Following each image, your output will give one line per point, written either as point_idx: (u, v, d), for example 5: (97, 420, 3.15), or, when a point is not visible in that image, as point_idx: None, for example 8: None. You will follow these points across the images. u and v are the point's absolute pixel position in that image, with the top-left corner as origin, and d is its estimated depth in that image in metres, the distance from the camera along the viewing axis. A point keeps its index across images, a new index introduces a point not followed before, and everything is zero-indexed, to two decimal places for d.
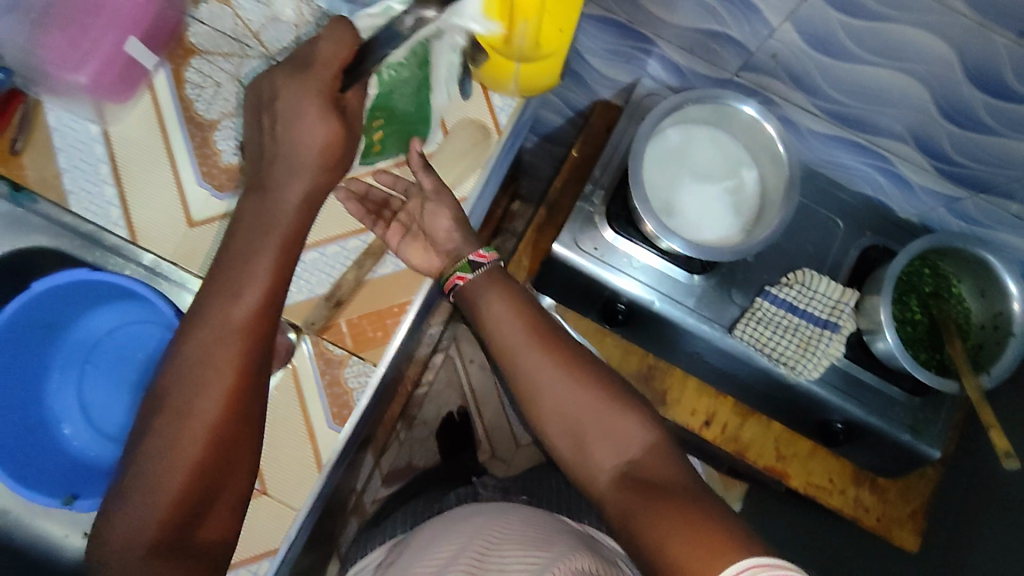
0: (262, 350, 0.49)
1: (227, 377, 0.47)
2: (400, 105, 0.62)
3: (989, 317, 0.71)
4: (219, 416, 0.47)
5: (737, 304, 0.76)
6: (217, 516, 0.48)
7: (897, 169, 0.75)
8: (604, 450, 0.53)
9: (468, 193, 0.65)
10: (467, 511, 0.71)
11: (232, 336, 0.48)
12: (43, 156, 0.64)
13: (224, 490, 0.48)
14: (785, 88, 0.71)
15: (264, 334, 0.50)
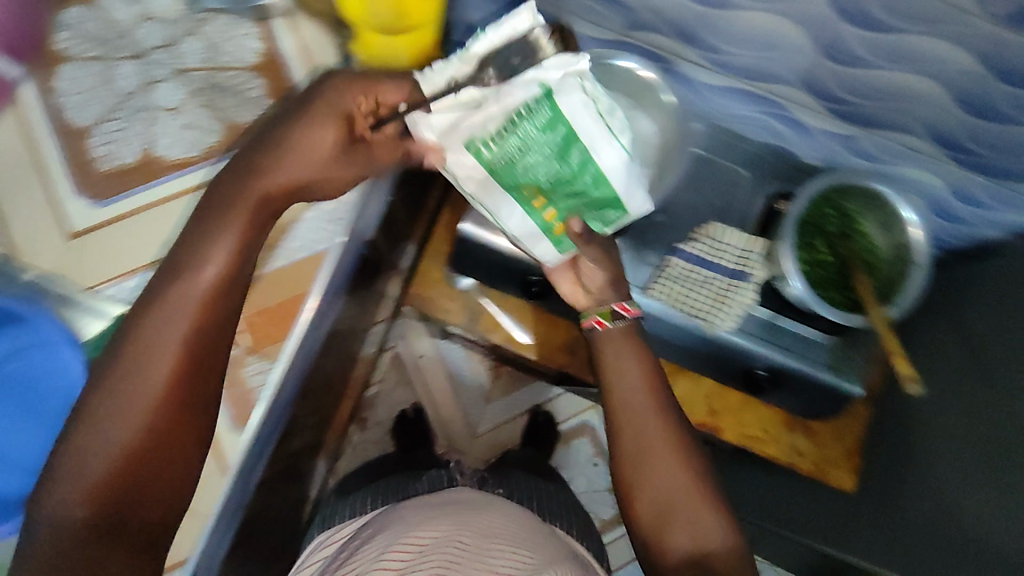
0: (201, 369, 0.52)
1: (175, 359, 0.50)
2: (542, 181, 0.53)
3: (894, 250, 0.71)
4: (151, 413, 0.50)
5: (651, 264, 0.77)
6: (158, 490, 0.51)
7: (792, 113, 0.75)
8: (683, 536, 0.60)
9: None
10: (451, 509, 0.78)
11: (168, 352, 0.50)
12: None
13: (154, 495, 0.51)
14: (672, 44, 0.71)
15: (194, 359, 0.51)
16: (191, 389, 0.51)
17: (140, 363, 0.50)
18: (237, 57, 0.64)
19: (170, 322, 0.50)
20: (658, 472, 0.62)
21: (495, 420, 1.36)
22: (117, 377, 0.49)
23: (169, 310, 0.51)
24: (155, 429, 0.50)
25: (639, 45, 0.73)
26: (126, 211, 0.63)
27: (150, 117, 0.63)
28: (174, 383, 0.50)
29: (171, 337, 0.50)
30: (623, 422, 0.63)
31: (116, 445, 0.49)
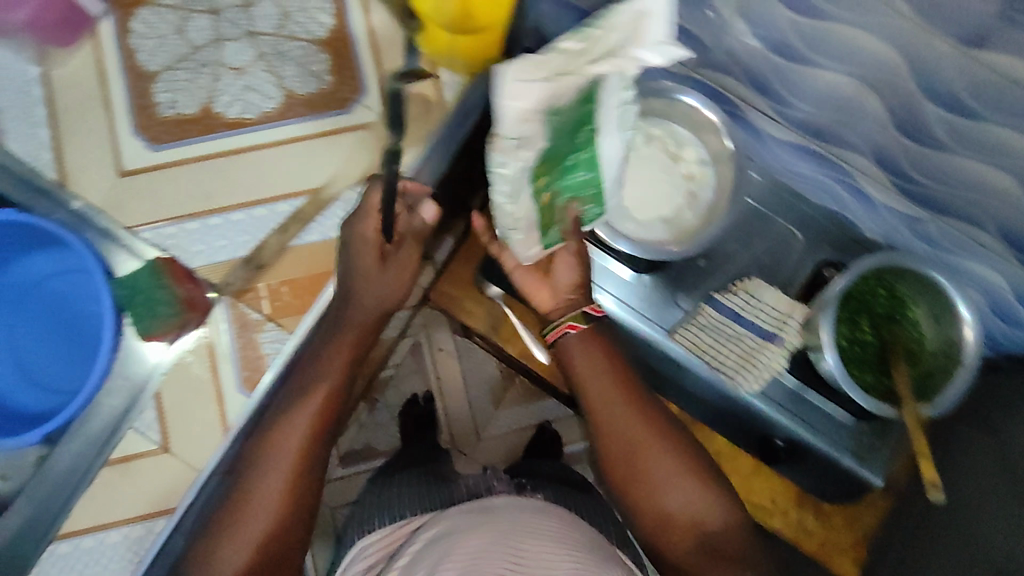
0: (315, 463, 0.55)
1: (290, 465, 0.53)
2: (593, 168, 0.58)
3: (942, 345, 0.68)
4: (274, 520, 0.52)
5: (681, 308, 0.74)
6: None
7: (857, 181, 0.71)
8: (678, 494, 0.61)
9: (404, 168, 0.63)
10: (503, 506, 0.70)
11: (296, 438, 0.54)
12: None
13: None
14: (744, 90, 0.68)
15: (313, 450, 0.55)
16: (308, 480, 0.55)
17: (264, 475, 0.53)
18: (307, 29, 0.65)
19: (297, 412, 0.55)
20: (659, 470, 0.61)
21: (503, 428, 1.35)
22: (254, 473, 0.53)
23: (281, 433, 0.54)
24: (274, 531, 0.52)
25: (707, 85, 0.70)
26: (178, 160, 0.63)
27: (214, 74, 0.64)
28: (293, 479, 0.53)
29: (293, 430, 0.54)
30: (591, 402, 0.63)
31: (234, 558, 0.51)
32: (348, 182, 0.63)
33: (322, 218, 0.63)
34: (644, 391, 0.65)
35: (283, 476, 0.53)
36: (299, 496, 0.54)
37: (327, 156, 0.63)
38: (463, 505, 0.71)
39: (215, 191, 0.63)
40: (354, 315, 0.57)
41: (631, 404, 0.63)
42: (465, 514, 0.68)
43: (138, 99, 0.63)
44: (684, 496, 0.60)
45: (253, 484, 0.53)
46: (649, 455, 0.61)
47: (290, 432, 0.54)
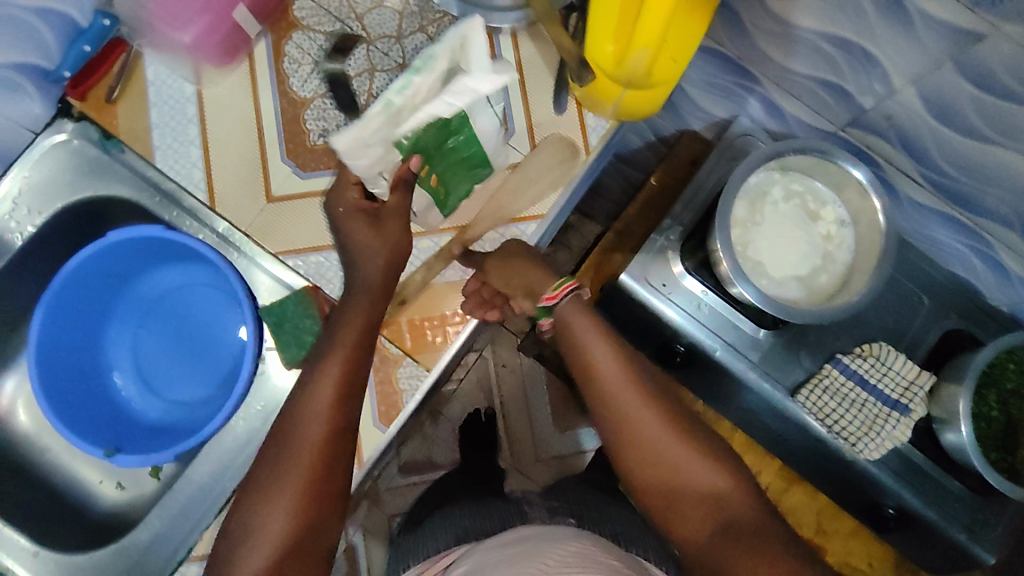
0: (338, 456, 0.52)
1: (317, 440, 0.52)
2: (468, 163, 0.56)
3: None
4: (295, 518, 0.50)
5: (804, 366, 0.72)
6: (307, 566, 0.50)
7: (996, 253, 0.70)
8: (693, 479, 0.52)
9: (547, 211, 0.64)
10: (538, 536, 0.62)
11: (320, 411, 0.52)
12: (140, 116, 0.64)
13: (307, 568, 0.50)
14: (892, 152, 0.67)
15: (337, 443, 0.52)
16: (333, 480, 0.52)
17: (283, 453, 0.51)
18: None
19: (315, 404, 0.52)
20: (648, 426, 0.54)
21: (563, 450, 1.34)
22: (282, 452, 0.51)
23: (293, 434, 0.52)
24: (304, 512, 0.50)
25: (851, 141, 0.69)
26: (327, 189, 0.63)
27: (365, 103, 0.64)
28: (321, 462, 0.51)
29: (317, 414, 0.52)
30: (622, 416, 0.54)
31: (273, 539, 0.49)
32: (494, 222, 0.63)
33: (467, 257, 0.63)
34: (657, 385, 0.56)
35: (298, 481, 0.50)
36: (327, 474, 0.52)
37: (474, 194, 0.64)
38: (490, 540, 0.64)
39: None
40: (351, 315, 0.55)
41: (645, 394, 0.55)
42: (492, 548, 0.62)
43: (288, 123, 0.64)
44: (664, 448, 0.53)
45: (277, 465, 0.51)
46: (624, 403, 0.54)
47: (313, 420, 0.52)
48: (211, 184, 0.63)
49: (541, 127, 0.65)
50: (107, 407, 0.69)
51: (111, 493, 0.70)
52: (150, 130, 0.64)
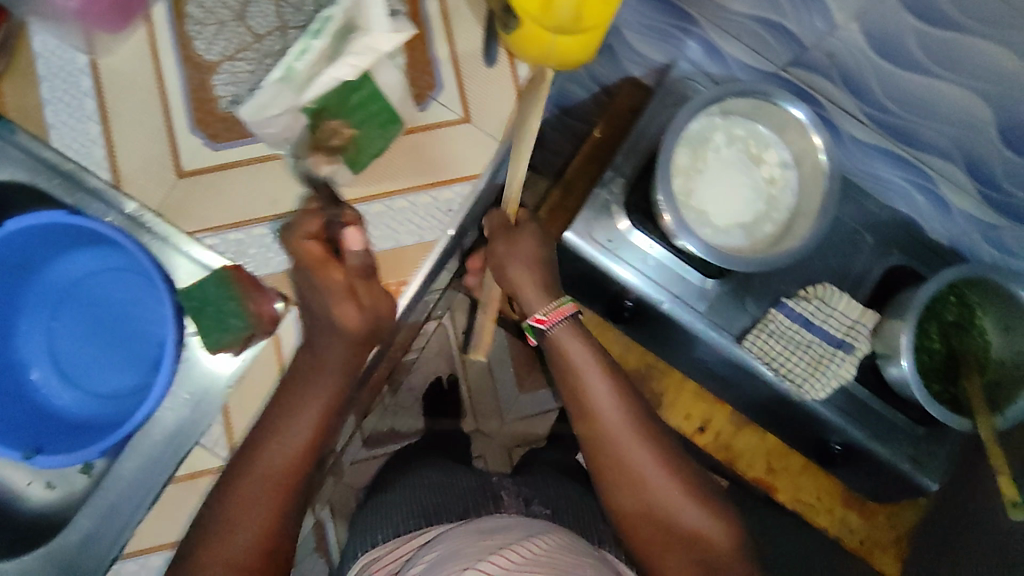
0: (299, 492, 0.53)
1: (281, 479, 0.52)
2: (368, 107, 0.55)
3: (1011, 354, 0.69)
4: (253, 547, 0.50)
5: (749, 313, 0.73)
6: None
7: (938, 187, 0.69)
8: (688, 517, 0.54)
9: (481, 170, 0.60)
10: (517, 528, 0.62)
11: (289, 449, 0.52)
12: (31, 94, 0.59)
13: None
14: (832, 91, 0.65)
15: (301, 477, 0.52)
16: (291, 523, 0.52)
17: (244, 485, 0.51)
18: None
19: (283, 446, 0.52)
20: (647, 468, 0.55)
21: (528, 412, 1.34)
22: (238, 484, 0.51)
23: (258, 462, 0.51)
24: (258, 550, 0.50)
25: (793, 82, 0.67)
26: (238, 160, 0.58)
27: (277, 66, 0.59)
28: (283, 500, 0.52)
29: (284, 450, 0.52)
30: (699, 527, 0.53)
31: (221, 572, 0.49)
32: (423, 185, 0.60)
33: (397, 222, 0.59)
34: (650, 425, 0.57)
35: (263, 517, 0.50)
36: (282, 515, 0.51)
37: (400, 156, 0.59)
38: (467, 526, 0.64)
39: (281, 195, 0.58)
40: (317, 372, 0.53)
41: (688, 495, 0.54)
42: (468, 534, 0.62)
43: (195, 93, 0.59)
44: (663, 491, 0.54)
45: (228, 502, 0.51)
46: (624, 449, 0.55)
47: (282, 450, 0.52)
48: (115, 163, 0.59)
49: (470, 81, 0.61)
50: (24, 406, 0.64)
51: (39, 493, 0.65)
52: (45, 108, 0.59)
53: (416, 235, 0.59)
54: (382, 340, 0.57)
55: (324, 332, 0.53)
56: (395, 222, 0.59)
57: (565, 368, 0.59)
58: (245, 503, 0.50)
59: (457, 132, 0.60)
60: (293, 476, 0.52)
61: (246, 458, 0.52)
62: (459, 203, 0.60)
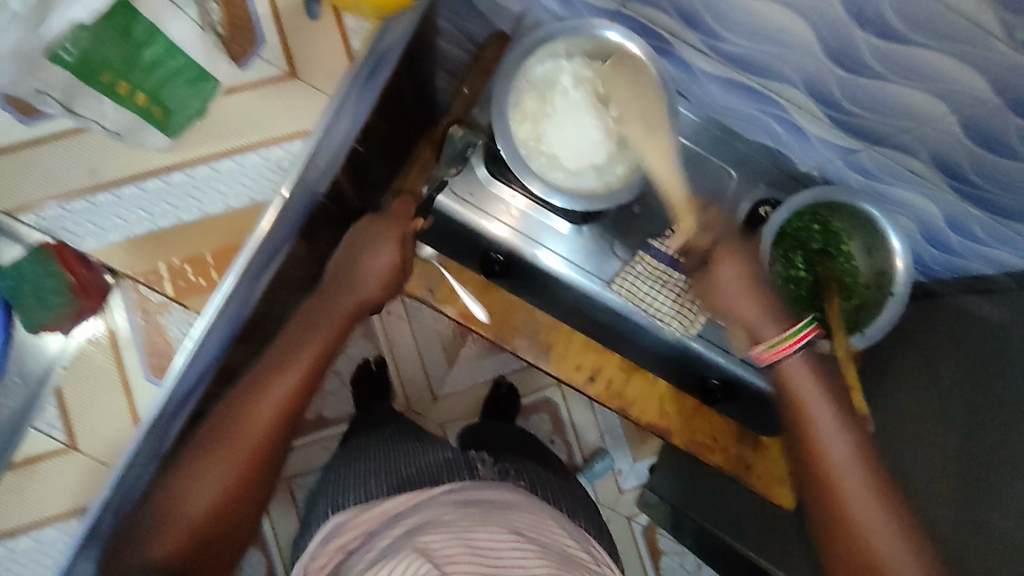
0: (272, 451, 0.58)
1: (263, 430, 0.57)
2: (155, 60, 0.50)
3: (873, 275, 0.70)
4: (224, 490, 0.54)
5: (618, 258, 0.72)
6: (217, 549, 0.54)
7: (792, 116, 0.69)
8: (872, 524, 0.56)
9: (312, 125, 0.58)
10: (496, 502, 0.68)
11: (270, 407, 0.58)
12: None
13: (214, 554, 0.54)
14: (674, 26, 0.65)
15: (277, 437, 0.58)
16: (257, 483, 0.56)
17: (231, 432, 0.56)
18: None
19: (261, 406, 0.58)
20: (860, 506, 0.57)
21: (459, 386, 1.33)
22: (224, 436, 0.56)
23: (243, 418, 0.57)
24: (234, 492, 0.55)
25: (636, 20, 0.66)
26: (49, 134, 0.55)
27: None
28: (254, 459, 0.56)
29: (262, 409, 0.58)
30: (847, 493, 0.57)
31: (195, 510, 0.53)
32: (251, 145, 0.58)
33: (226, 184, 0.58)
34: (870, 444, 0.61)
35: (233, 464, 0.55)
36: (261, 467, 0.57)
37: (225, 117, 0.57)
38: (441, 496, 0.68)
39: (98, 163, 0.55)
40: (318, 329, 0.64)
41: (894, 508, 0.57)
42: (445, 506, 0.66)
43: None
44: (870, 520, 0.56)
45: (207, 456, 0.55)
46: (833, 467, 0.59)
47: (267, 402, 0.58)
48: None
49: (293, 36, 0.58)
50: None
51: None
52: None
53: (248, 195, 0.58)
54: (364, 307, 0.68)
55: (323, 308, 0.66)
56: (225, 184, 0.58)
57: (806, 419, 0.61)
58: (227, 454, 0.55)
59: (282, 86, 0.58)
60: (268, 435, 0.57)
61: (233, 413, 0.57)
62: (291, 161, 0.58)
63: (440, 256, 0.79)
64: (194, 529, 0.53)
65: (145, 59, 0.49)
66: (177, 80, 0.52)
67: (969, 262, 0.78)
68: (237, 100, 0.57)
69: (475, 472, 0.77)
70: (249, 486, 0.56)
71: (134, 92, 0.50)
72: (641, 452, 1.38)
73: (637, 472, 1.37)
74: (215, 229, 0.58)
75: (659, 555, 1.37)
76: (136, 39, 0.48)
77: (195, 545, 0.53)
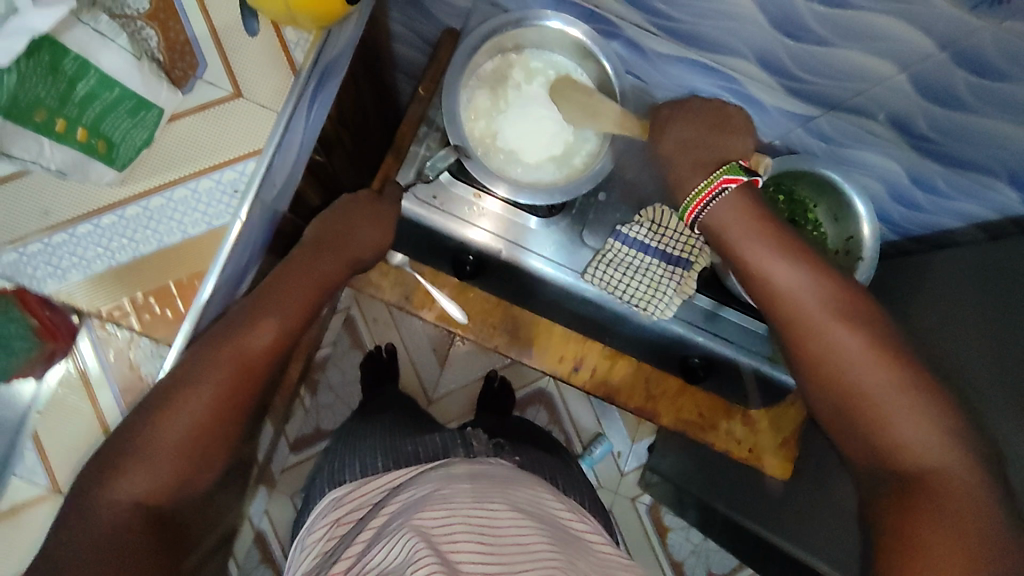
0: (256, 383, 0.55)
1: (249, 360, 0.55)
2: (93, 92, 0.49)
3: (842, 240, 0.70)
4: (209, 418, 0.53)
5: (589, 247, 0.73)
6: (195, 477, 0.53)
7: (747, 88, 0.69)
8: (877, 382, 0.49)
9: (264, 143, 0.58)
10: (490, 476, 0.67)
11: (257, 342, 0.55)
12: None
13: (194, 483, 0.53)
14: (620, 9, 0.64)
15: (263, 369, 0.56)
16: (240, 412, 0.55)
17: (214, 358, 0.53)
18: (122, 3, 0.55)
19: (247, 336, 0.54)
20: (861, 370, 0.50)
21: (453, 386, 1.33)
22: (208, 361, 0.53)
23: (228, 346, 0.54)
24: (219, 415, 0.53)
25: (582, 7, 0.66)
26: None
27: None
28: (239, 389, 0.54)
29: (250, 343, 0.54)
30: (831, 349, 0.51)
31: (176, 437, 0.52)
32: (204, 169, 0.57)
33: (184, 211, 0.57)
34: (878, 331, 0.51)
35: (218, 384, 0.53)
36: (241, 400, 0.54)
37: (175, 143, 0.57)
38: (440, 470, 0.67)
39: (52, 204, 0.55)
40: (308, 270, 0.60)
41: (903, 370, 0.48)
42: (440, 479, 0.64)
43: None
44: (876, 395, 0.49)
45: (193, 375, 0.53)
46: (823, 346, 0.51)
47: (255, 340, 0.54)
48: None
49: (235, 55, 0.57)
50: None
51: None
52: None
53: (205, 220, 0.57)
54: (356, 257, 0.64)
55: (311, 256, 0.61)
56: (182, 212, 0.57)
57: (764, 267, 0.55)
58: (210, 380, 0.53)
59: (229, 108, 0.57)
60: (252, 370, 0.55)
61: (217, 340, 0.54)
62: (246, 181, 0.57)
63: (412, 261, 0.78)
64: (178, 455, 0.52)
65: (82, 91, 0.48)
66: (119, 111, 0.51)
67: (939, 218, 0.78)
68: (185, 123, 0.57)
69: (470, 447, 0.79)
70: (231, 414, 0.54)
71: (74, 126, 0.49)
72: (640, 433, 1.38)
73: (637, 453, 1.38)
74: (177, 260, 0.57)
75: (666, 533, 1.38)
76: (70, 71, 0.47)
77: (176, 476, 0.52)
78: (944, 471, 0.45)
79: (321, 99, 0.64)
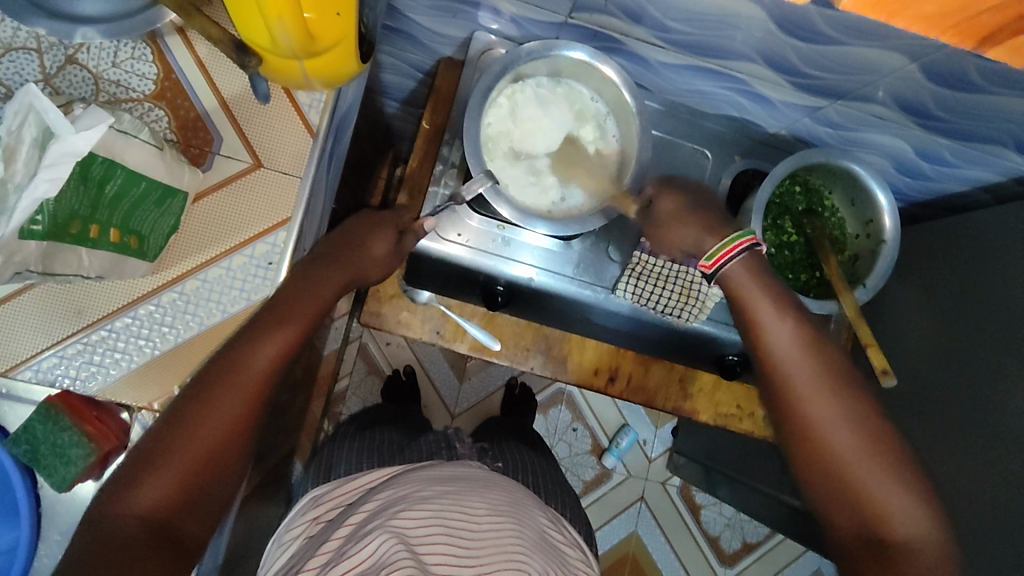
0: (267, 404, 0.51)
1: (258, 377, 0.50)
2: (124, 190, 0.49)
3: (861, 224, 0.71)
4: (222, 436, 0.48)
5: (615, 262, 0.74)
6: (203, 504, 0.47)
7: (755, 88, 0.69)
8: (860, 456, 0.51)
9: (292, 212, 0.57)
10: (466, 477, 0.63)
11: (263, 360, 0.50)
12: None
13: (203, 510, 0.47)
14: (624, 26, 0.63)
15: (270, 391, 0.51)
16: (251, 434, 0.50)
17: (224, 373, 0.49)
18: (127, 87, 0.54)
19: (255, 356, 0.50)
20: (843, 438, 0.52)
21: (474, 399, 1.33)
22: (218, 381, 0.49)
23: (237, 365, 0.49)
24: (232, 435, 0.48)
25: (584, 26, 0.65)
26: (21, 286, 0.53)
27: None
28: (253, 407, 0.50)
29: (256, 364, 0.50)
30: (816, 418, 0.53)
31: (187, 457, 0.46)
32: (236, 246, 0.56)
33: (219, 290, 0.56)
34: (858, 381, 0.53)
35: (232, 407, 0.49)
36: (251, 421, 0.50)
37: (203, 223, 0.56)
38: (424, 470, 0.63)
39: (85, 303, 0.54)
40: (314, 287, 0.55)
41: (873, 436, 0.51)
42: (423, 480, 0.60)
43: None
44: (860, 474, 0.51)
45: (205, 395, 0.48)
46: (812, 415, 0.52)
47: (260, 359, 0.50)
48: None
49: (247, 125, 0.56)
50: None
51: None
52: None
53: (242, 296, 0.56)
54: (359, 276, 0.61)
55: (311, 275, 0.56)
56: (219, 293, 0.56)
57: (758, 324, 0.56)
58: (220, 402, 0.48)
59: (253, 180, 0.57)
60: (261, 392, 0.50)
61: (227, 355, 0.50)
62: (278, 253, 0.57)
63: (437, 296, 0.77)
64: (185, 477, 0.46)
65: (111, 192, 0.48)
66: (147, 204, 0.51)
67: (944, 183, 0.78)
68: (208, 202, 0.56)
69: (455, 450, 0.76)
70: (242, 434, 0.49)
71: (106, 228, 0.49)
72: (662, 418, 1.40)
73: (661, 438, 1.40)
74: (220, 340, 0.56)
75: (698, 510, 1.40)
76: (102, 178, 0.47)
77: (184, 498, 0.46)
78: (911, 541, 0.49)
79: (336, 154, 0.63)
